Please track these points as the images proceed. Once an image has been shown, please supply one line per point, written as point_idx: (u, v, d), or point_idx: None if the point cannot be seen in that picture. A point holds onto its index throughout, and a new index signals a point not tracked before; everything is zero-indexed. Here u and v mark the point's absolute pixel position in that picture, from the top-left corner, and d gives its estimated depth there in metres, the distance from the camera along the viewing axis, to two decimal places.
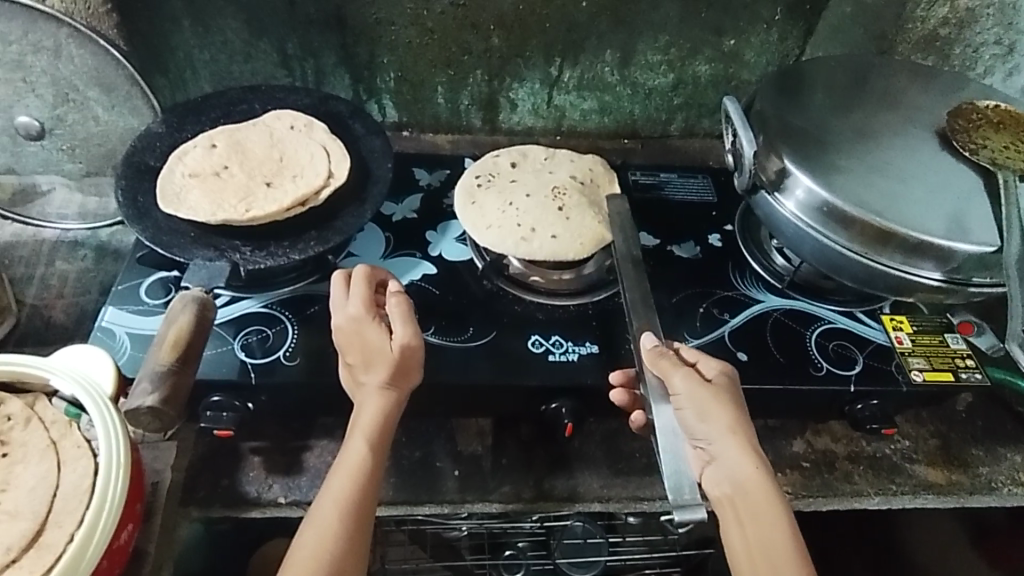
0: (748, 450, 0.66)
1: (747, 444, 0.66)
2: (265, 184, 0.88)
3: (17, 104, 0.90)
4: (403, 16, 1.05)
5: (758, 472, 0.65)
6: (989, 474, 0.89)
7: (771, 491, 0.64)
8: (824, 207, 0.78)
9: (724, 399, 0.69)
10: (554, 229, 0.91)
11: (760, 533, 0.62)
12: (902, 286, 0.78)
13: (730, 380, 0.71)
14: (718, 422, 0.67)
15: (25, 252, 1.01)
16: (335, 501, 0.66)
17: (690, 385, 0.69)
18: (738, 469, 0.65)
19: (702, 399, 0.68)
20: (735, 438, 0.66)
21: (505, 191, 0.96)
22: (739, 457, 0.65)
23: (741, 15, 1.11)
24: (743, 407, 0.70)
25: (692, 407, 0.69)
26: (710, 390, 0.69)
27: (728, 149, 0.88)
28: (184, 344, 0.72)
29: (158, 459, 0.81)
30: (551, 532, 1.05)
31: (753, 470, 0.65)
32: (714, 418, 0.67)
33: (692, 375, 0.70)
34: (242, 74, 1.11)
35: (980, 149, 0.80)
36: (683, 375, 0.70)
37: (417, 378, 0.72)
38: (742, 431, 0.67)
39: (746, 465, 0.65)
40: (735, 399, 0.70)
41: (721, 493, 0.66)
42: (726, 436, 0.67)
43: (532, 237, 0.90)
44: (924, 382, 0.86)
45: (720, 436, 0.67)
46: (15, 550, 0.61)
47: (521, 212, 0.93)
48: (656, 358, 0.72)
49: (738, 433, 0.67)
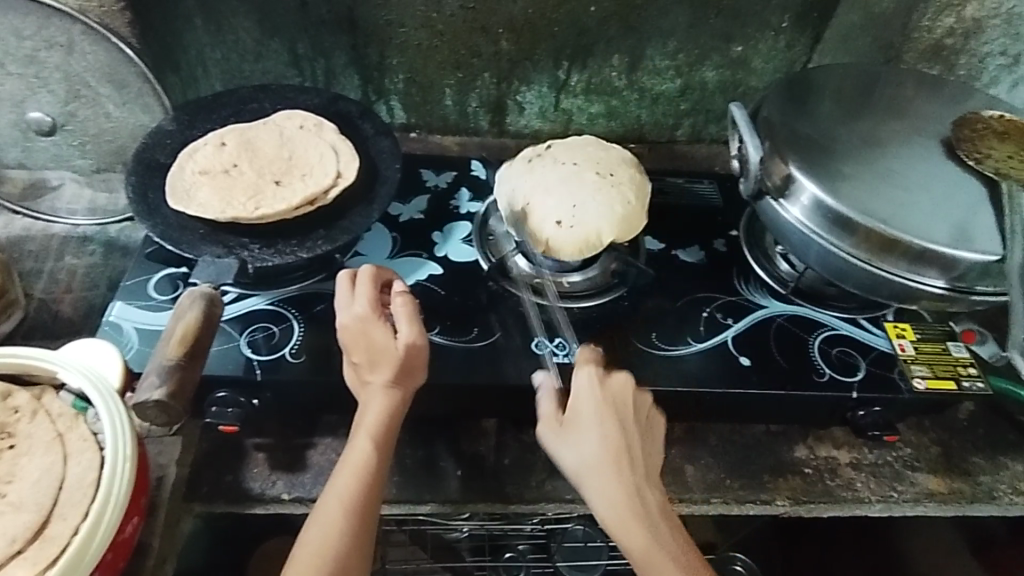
0: (602, 479, 0.67)
1: (592, 489, 0.67)
2: (274, 182, 0.88)
3: (30, 99, 0.92)
4: (413, 18, 1.05)
5: (607, 504, 0.66)
6: (991, 483, 0.89)
7: (624, 515, 0.65)
8: (830, 213, 0.78)
9: (571, 437, 0.70)
10: (600, 225, 0.88)
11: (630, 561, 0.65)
12: (905, 293, 0.79)
13: (589, 402, 0.71)
14: (572, 465, 0.69)
15: (35, 247, 1.01)
16: (339, 498, 0.66)
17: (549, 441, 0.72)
18: (596, 503, 0.66)
19: (558, 444, 0.70)
20: (583, 477, 0.68)
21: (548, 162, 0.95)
22: (594, 496, 0.67)
23: (750, 22, 1.12)
24: (600, 427, 0.69)
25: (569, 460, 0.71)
26: (558, 432, 0.71)
27: (735, 154, 0.88)
28: (191, 339, 0.73)
29: (162, 454, 0.82)
30: (551, 535, 1.08)
31: (604, 504, 0.66)
32: (568, 462, 0.69)
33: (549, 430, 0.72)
34: (252, 74, 1.11)
35: (984, 159, 0.81)
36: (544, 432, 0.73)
37: (421, 377, 0.72)
38: (590, 463, 0.68)
39: (598, 501, 0.66)
40: (580, 428, 0.70)
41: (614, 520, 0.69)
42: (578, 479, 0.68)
43: (595, 234, 0.87)
44: (927, 390, 0.85)
45: (579, 476, 0.68)
46: (19, 541, 0.62)
47: (547, 187, 0.92)
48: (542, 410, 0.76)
49: (586, 472, 0.68)
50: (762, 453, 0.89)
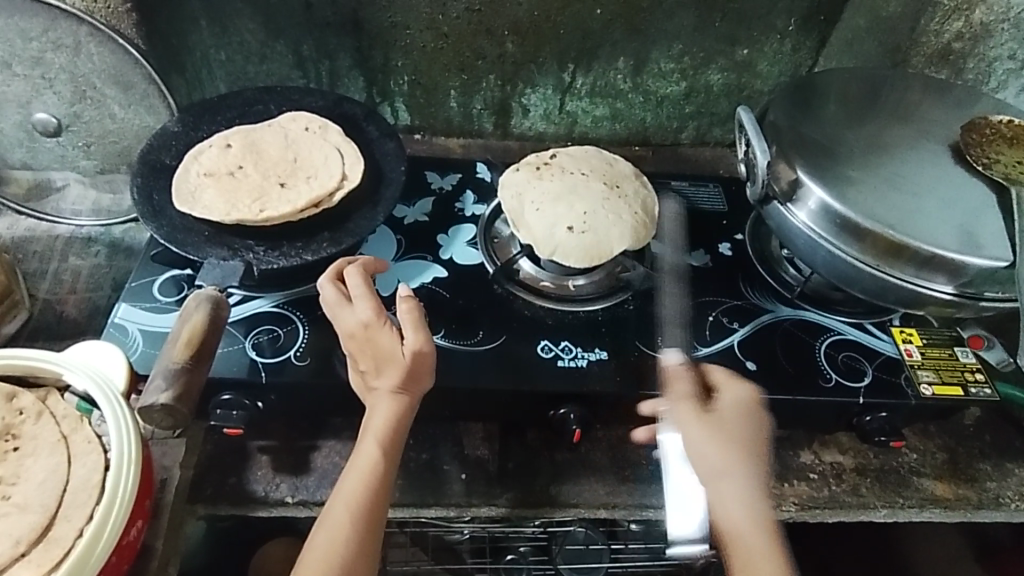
0: (727, 479, 0.71)
1: (730, 485, 0.71)
2: (279, 184, 0.88)
3: (35, 100, 0.91)
4: (418, 21, 1.05)
5: (746, 512, 0.69)
6: (997, 489, 0.89)
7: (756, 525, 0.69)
8: (837, 218, 0.78)
9: (722, 436, 0.73)
10: (610, 234, 0.90)
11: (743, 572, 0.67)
12: (912, 298, 0.78)
13: (740, 411, 0.77)
14: (711, 459, 0.72)
15: (39, 248, 1.01)
16: (346, 502, 0.66)
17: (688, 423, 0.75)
18: (729, 507, 0.70)
19: (698, 436, 0.73)
20: (727, 476, 0.71)
21: (556, 171, 0.97)
22: (732, 498, 0.70)
23: (755, 25, 1.12)
24: (749, 439, 0.74)
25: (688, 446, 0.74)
26: (708, 426, 0.74)
27: (742, 158, 0.88)
28: (197, 342, 0.73)
29: (167, 455, 0.82)
30: (551, 538, 1.08)
31: (739, 508, 0.69)
32: (708, 455, 0.72)
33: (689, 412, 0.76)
34: (257, 75, 1.11)
35: (992, 164, 0.80)
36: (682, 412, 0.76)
37: (428, 382, 0.72)
38: (734, 464, 0.71)
39: (734, 504, 0.70)
40: (738, 433, 0.74)
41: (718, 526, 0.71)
42: (717, 476, 0.71)
43: (604, 243, 0.89)
44: (934, 396, 0.85)
45: (711, 474, 0.72)
46: (23, 544, 0.61)
47: (558, 194, 0.93)
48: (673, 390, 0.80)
49: (730, 471, 0.71)
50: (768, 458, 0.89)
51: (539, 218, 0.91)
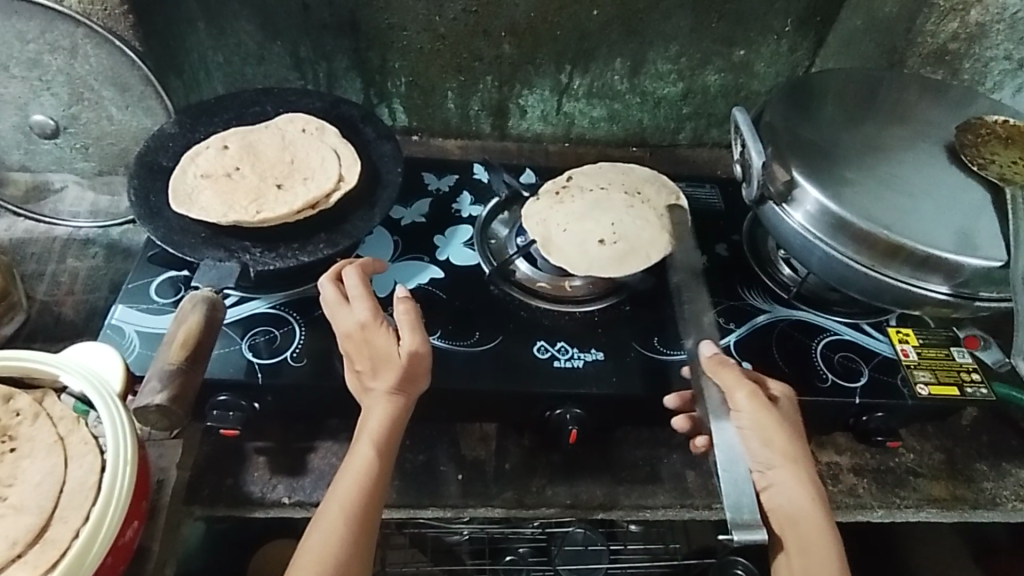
0: (802, 472, 0.66)
1: (807, 475, 0.67)
2: (276, 186, 0.88)
3: (33, 102, 0.93)
4: (416, 22, 1.05)
5: (817, 506, 0.65)
6: (994, 489, 0.89)
7: (821, 518, 0.65)
8: (832, 219, 0.78)
9: (786, 427, 0.68)
10: (644, 239, 0.92)
11: (807, 567, 0.63)
12: (908, 299, 0.78)
13: (791, 403, 0.73)
14: (781, 448, 0.67)
15: (37, 249, 1.01)
16: (340, 502, 0.66)
17: (755, 406, 0.68)
18: (795, 497, 0.66)
19: (765, 422, 0.68)
20: (794, 468, 0.67)
21: (577, 190, 0.99)
22: (800, 489, 0.66)
23: (753, 26, 1.12)
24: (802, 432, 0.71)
25: (755, 430, 0.68)
26: (774, 414, 0.68)
27: (738, 159, 0.88)
28: (192, 343, 0.73)
29: (164, 457, 0.82)
30: (551, 538, 1.07)
31: (808, 501, 0.65)
32: (776, 444, 0.67)
33: (757, 395, 0.69)
34: (255, 77, 1.11)
35: (988, 164, 0.80)
36: (748, 394, 0.69)
37: (424, 384, 0.71)
38: (798, 455, 0.67)
39: (805, 496, 0.65)
40: (795, 425, 0.70)
41: (775, 515, 0.67)
42: (786, 466, 0.67)
43: (640, 250, 0.91)
44: (930, 396, 0.85)
45: (779, 464, 0.67)
46: (20, 544, 0.62)
47: (582, 213, 0.95)
48: (721, 371, 0.72)
49: (798, 463, 0.67)
50: None
51: (569, 237, 0.93)
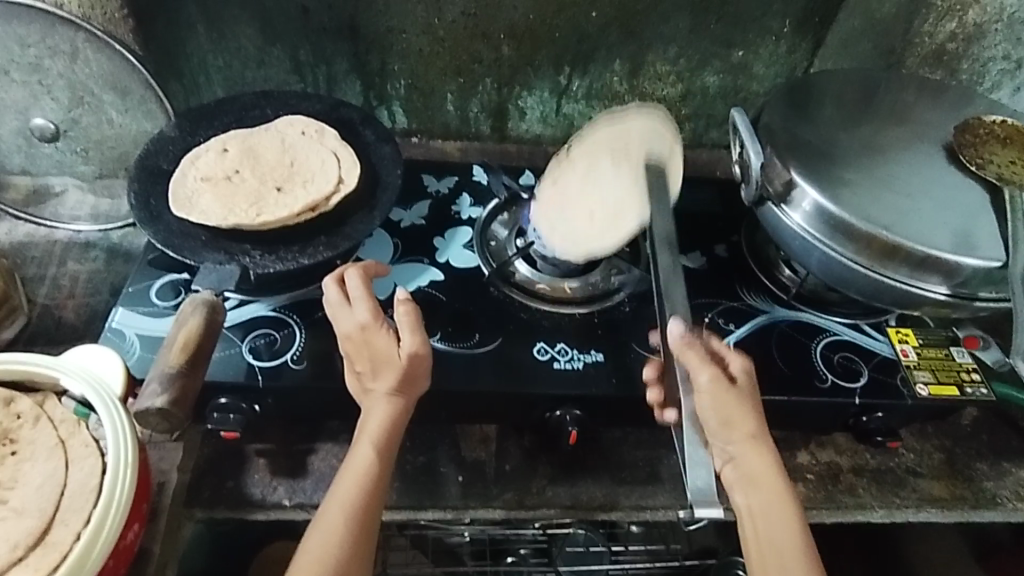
0: (761, 446, 0.67)
1: (766, 448, 0.68)
2: (276, 189, 0.89)
3: (34, 107, 0.94)
4: (415, 25, 1.06)
5: (775, 474, 0.67)
6: (994, 489, 0.89)
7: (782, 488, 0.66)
8: (830, 219, 0.78)
9: (745, 403, 0.67)
10: (627, 199, 0.92)
11: (770, 532, 0.65)
12: (908, 299, 0.79)
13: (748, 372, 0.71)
14: (741, 426, 0.67)
15: (38, 253, 1.01)
16: (340, 504, 0.66)
17: (718, 389, 0.66)
18: (758, 471, 0.67)
19: (728, 405, 0.67)
20: (754, 443, 0.67)
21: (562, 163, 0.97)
22: (760, 462, 0.67)
23: (751, 27, 1.12)
24: (760, 404, 0.70)
25: (718, 412, 0.67)
26: (736, 394, 0.67)
27: (736, 161, 0.88)
28: (193, 346, 0.73)
29: (165, 459, 0.82)
30: (552, 539, 1.08)
31: (768, 472, 0.67)
32: (736, 423, 0.67)
33: (719, 378, 0.66)
34: (255, 80, 1.12)
35: (986, 165, 0.81)
36: (711, 377, 0.66)
37: (424, 385, 0.72)
38: (756, 428, 0.68)
39: (765, 467, 0.67)
40: (753, 398, 0.69)
41: (738, 489, 0.67)
42: (746, 441, 0.67)
43: (625, 213, 0.91)
44: (929, 397, 0.85)
45: (738, 439, 0.67)
46: (21, 548, 0.62)
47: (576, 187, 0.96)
48: (686, 353, 0.67)
49: (757, 437, 0.68)
50: None
51: (563, 220, 0.93)
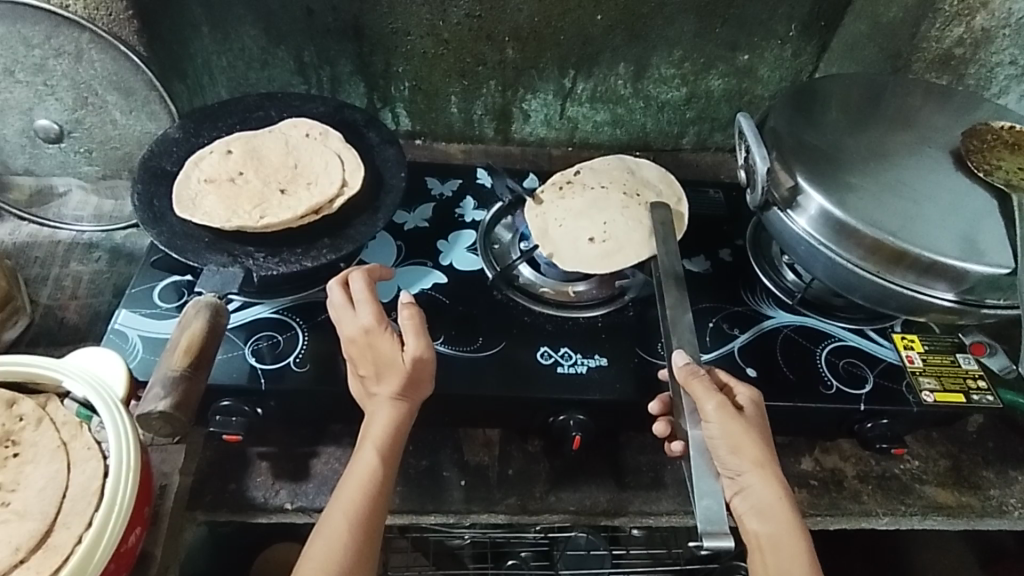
0: (769, 475, 0.65)
1: (775, 476, 0.66)
2: (280, 191, 0.88)
3: (38, 107, 0.95)
4: (419, 27, 1.05)
5: (783, 503, 0.64)
6: (1001, 497, 0.88)
7: (792, 520, 0.64)
8: (837, 225, 0.77)
9: (753, 432, 0.68)
10: (633, 239, 0.93)
11: (781, 565, 0.62)
12: (913, 306, 0.78)
13: (758, 409, 0.72)
14: (748, 453, 0.66)
15: (41, 253, 1.01)
16: (344, 509, 0.66)
17: (723, 416, 0.68)
18: (765, 500, 0.64)
19: (734, 432, 0.67)
20: (763, 471, 0.66)
21: (577, 187, 1.00)
22: (769, 491, 0.65)
23: (756, 31, 1.12)
24: (768, 436, 0.70)
25: (724, 440, 0.67)
26: (743, 423, 0.68)
27: (742, 165, 0.88)
28: (196, 350, 0.73)
29: (167, 461, 0.82)
30: (554, 543, 1.07)
31: (778, 501, 0.64)
32: (745, 450, 0.66)
33: (724, 406, 0.68)
34: (259, 81, 1.11)
35: (994, 170, 0.80)
36: (716, 403, 0.68)
37: (429, 389, 0.72)
38: (765, 455, 0.67)
39: (775, 498, 0.64)
40: (761, 430, 0.69)
41: (746, 521, 0.65)
42: (755, 470, 0.66)
43: (629, 246, 0.93)
44: (935, 403, 0.85)
45: (746, 468, 0.66)
46: (23, 550, 0.61)
47: (580, 210, 0.97)
48: (689, 381, 0.70)
49: (766, 465, 0.66)
50: None
51: (564, 233, 0.95)
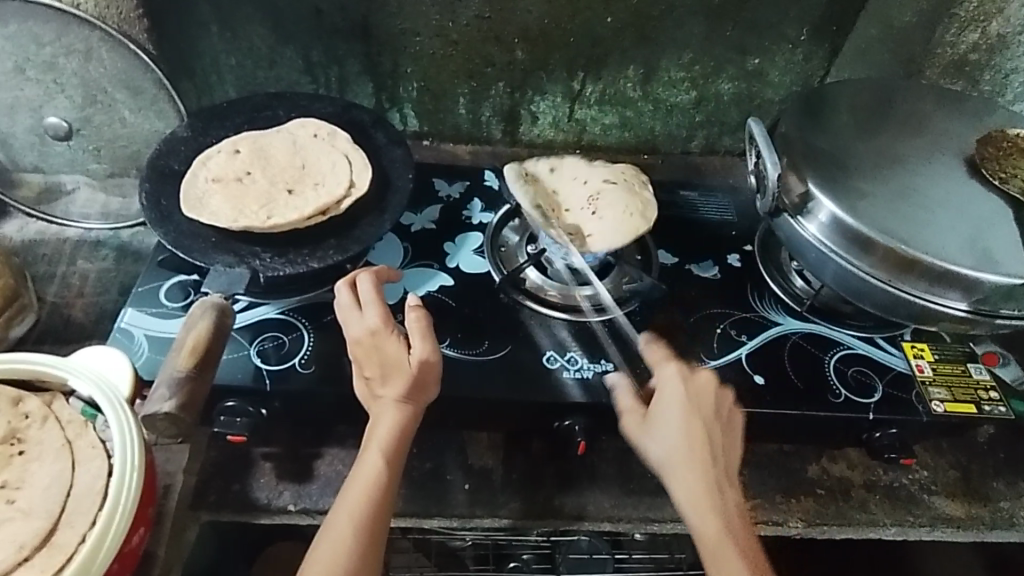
0: (668, 473, 0.69)
1: (680, 472, 0.69)
2: (287, 191, 0.88)
3: (47, 105, 0.93)
4: (428, 28, 1.05)
5: (686, 499, 0.67)
6: (1010, 508, 0.88)
7: (697, 513, 0.66)
8: (847, 232, 0.77)
9: (658, 433, 0.72)
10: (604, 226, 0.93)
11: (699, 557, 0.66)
12: (925, 315, 0.77)
13: (686, 395, 0.73)
14: (654, 458, 0.71)
15: (48, 251, 1.01)
16: (348, 514, 0.65)
17: (632, 432, 0.75)
18: (675, 499, 0.69)
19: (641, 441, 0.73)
20: (666, 470, 0.70)
21: (558, 180, 1.00)
22: (675, 490, 0.69)
23: (767, 35, 1.11)
24: (693, 420, 0.71)
25: (642, 448, 0.73)
26: (644, 431, 0.73)
27: (751, 169, 0.87)
28: (201, 350, 0.73)
29: (170, 461, 0.82)
30: (557, 546, 1.07)
31: (682, 499, 0.68)
32: (652, 455, 0.72)
33: (630, 422, 0.75)
34: (267, 81, 1.11)
35: (1010, 178, 0.78)
36: (626, 422, 0.76)
37: (434, 393, 0.72)
38: (686, 456, 0.69)
39: (678, 496, 0.68)
40: (677, 421, 0.71)
41: None
42: (663, 471, 0.70)
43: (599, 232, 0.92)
44: (945, 413, 0.84)
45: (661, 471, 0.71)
46: (27, 548, 0.61)
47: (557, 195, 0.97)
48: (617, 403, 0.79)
49: (670, 463, 0.70)
50: (775, 472, 0.88)
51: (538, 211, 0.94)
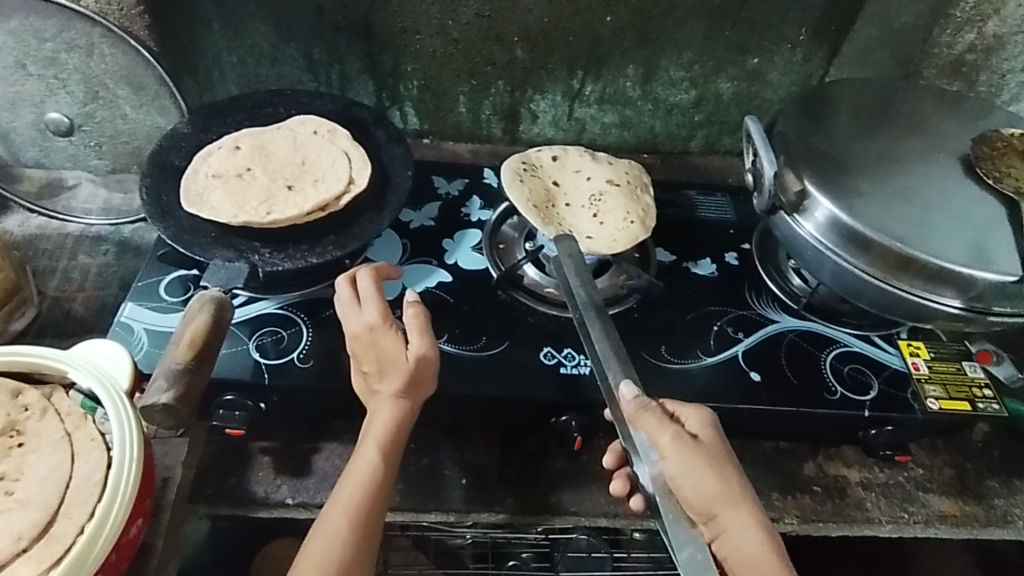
0: (739, 510, 0.62)
1: (750, 510, 0.63)
2: (287, 187, 0.89)
3: (48, 100, 0.94)
4: (429, 26, 1.06)
5: (764, 541, 0.61)
6: (1005, 506, 0.88)
7: (774, 555, 0.61)
8: (844, 230, 0.77)
9: (713, 462, 0.64)
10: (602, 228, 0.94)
11: None
12: (921, 313, 0.78)
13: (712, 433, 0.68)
14: (714, 488, 0.62)
15: (49, 245, 1.01)
16: (343, 507, 0.66)
17: (680, 450, 0.63)
18: (744, 540, 0.61)
19: (694, 465, 0.63)
20: (734, 505, 0.62)
21: (560, 170, 1.01)
22: (746, 528, 0.61)
23: (767, 35, 1.12)
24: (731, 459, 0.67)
25: (687, 474, 0.63)
26: (699, 454, 0.63)
27: (749, 168, 0.88)
28: (200, 344, 0.73)
29: (168, 455, 0.82)
30: (555, 544, 1.06)
31: (757, 539, 0.61)
32: (710, 484, 0.62)
33: (680, 439, 0.63)
34: (269, 78, 1.12)
35: (1005, 177, 0.79)
36: (671, 437, 0.63)
37: (431, 388, 0.72)
38: (738, 493, 0.63)
39: (751, 536, 0.61)
40: (724, 455, 0.66)
41: (729, 564, 0.62)
42: (725, 504, 0.62)
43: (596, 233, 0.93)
44: (940, 411, 0.84)
45: (722, 505, 0.62)
46: (26, 539, 0.62)
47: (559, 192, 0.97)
48: (640, 414, 0.64)
49: (736, 497, 0.63)
50: (770, 470, 0.88)
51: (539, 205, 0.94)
